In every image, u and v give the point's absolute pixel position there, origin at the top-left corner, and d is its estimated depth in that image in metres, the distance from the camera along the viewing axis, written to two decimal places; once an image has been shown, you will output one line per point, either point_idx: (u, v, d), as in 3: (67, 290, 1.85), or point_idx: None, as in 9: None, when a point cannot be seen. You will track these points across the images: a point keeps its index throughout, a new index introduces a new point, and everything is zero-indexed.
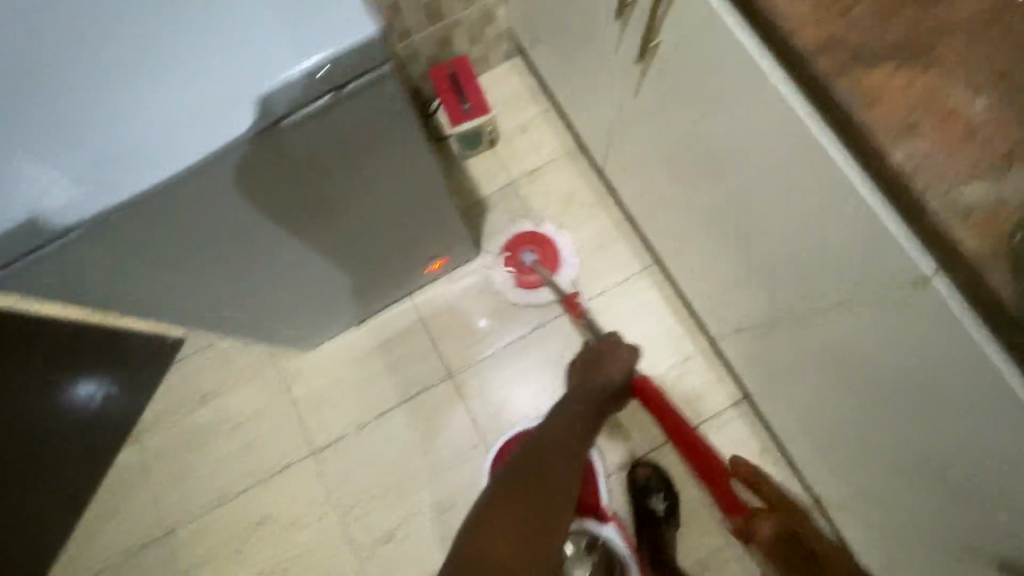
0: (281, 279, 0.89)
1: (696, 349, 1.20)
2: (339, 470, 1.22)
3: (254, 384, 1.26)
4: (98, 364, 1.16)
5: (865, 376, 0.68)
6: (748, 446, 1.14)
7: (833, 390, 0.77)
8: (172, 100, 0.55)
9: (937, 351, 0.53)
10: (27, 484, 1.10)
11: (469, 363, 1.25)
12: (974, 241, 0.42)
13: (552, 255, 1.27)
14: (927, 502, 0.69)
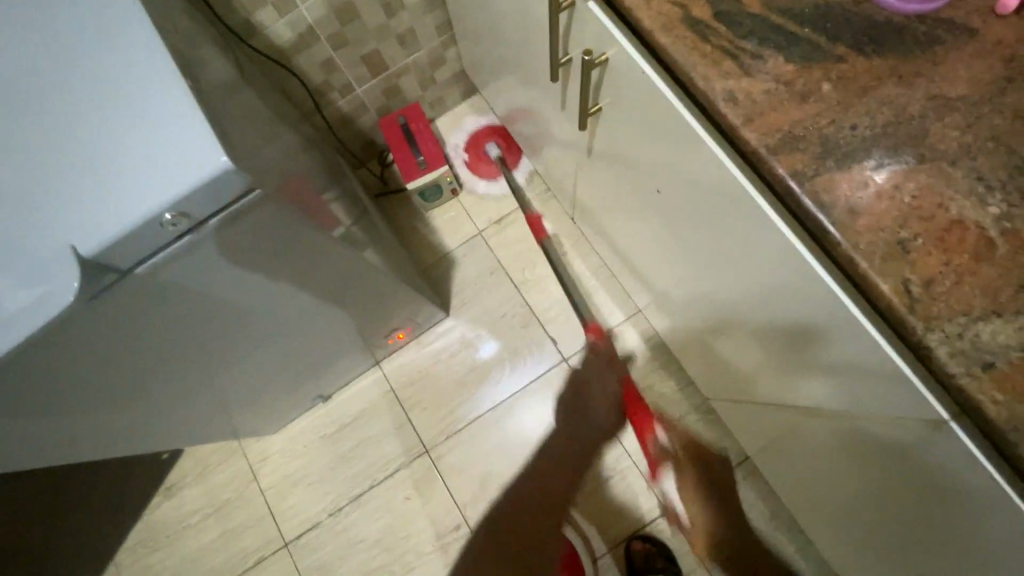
0: (207, 380, 0.79)
1: (688, 403, 1.09)
2: (311, 561, 1.10)
3: (216, 471, 1.16)
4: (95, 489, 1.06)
5: (874, 486, 0.57)
6: (757, 509, 1.03)
7: (835, 483, 0.66)
8: (32, 231, 0.45)
9: (957, 492, 0.43)
10: None
11: (442, 438, 1.13)
12: (998, 403, 0.32)
13: (515, 148, 1.26)
14: None
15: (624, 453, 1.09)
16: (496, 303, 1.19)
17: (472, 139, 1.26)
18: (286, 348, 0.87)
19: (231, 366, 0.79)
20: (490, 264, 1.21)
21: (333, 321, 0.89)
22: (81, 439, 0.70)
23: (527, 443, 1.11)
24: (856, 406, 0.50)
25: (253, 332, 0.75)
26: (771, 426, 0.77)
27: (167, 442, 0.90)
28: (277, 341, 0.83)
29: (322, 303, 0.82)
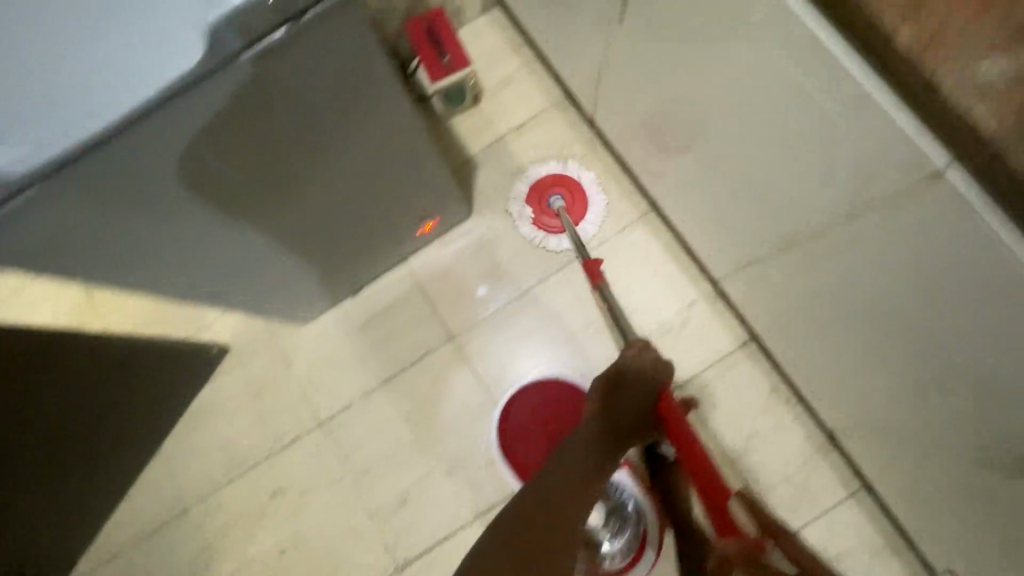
0: (279, 229, 0.87)
1: (698, 294, 1.18)
2: (347, 438, 1.19)
3: (252, 359, 1.23)
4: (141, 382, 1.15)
5: (887, 288, 0.67)
6: (760, 382, 1.13)
7: (852, 306, 0.76)
8: (177, 17, 0.61)
9: (949, 241, 0.55)
10: None
11: (468, 327, 1.21)
12: (981, 106, 0.46)
13: (580, 196, 1.23)
14: (953, 407, 0.69)
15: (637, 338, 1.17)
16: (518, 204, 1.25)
17: (533, 197, 1.24)
18: (326, 211, 0.94)
19: (302, 220, 0.88)
20: (512, 168, 1.27)
21: (372, 196, 0.95)
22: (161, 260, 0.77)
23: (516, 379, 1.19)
24: (875, 197, 0.60)
25: (308, 178, 0.83)
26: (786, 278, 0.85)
27: (227, 293, 1.00)
28: (323, 200, 0.90)
29: (366, 167, 0.89)
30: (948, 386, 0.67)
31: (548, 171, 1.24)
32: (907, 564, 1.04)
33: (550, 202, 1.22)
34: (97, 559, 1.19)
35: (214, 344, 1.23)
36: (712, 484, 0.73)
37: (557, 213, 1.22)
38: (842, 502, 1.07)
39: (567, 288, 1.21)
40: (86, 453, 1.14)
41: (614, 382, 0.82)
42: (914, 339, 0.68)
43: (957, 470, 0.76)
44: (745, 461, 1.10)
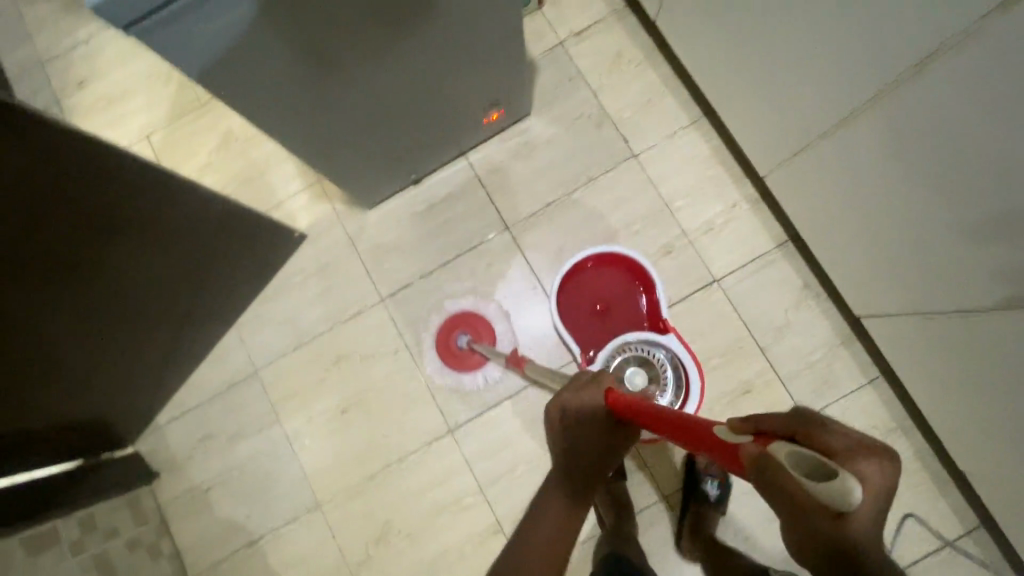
0: (365, 78, 0.94)
1: (742, 197, 1.25)
2: (405, 315, 1.29)
3: (321, 237, 1.34)
4: (229, 245, 1.18)
5: (936, 147, 0.74)
6: (794, 278, 1.21)
7: (899, 180, 0.83)
8: None
9: (1009, 72, 0.61)
10: (127, 347, 1.11)
11: (520, 217, 1.29)
12: None
13: (483, 329, 1.26)
14: (982, 258, 0.77)
15: (682, 234, 1.25)
16: (574, 106, 1.31)
17: (443, 329, 1.28)
18: (409, 77, 1.01)
19: (387, 72, 0.95)
20: (570, 71, 1.33)
21: (454, 64, 1.02)
22: (274, 95, 0.85)
23: (523, 321, 1.27)
24: (944, 43, 0.66)
25: (408, 33, 0.88)
26: (835, 159, 0.92)
27: (311, 154, 1.06)
28: (409, 66, 0.97)
29: (454, 38, 0.96)
30: (970, 240, 0.77)
31: (443, 317, 1.28)
32: (915, 445, 1.15)
33: (458, 343, 1.26)
34: (176, 411, 1.31)
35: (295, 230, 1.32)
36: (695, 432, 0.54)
37: (469, 350, 1.26)
38: (860, 389, 1.17)
39: (616, 186, 1.28)
40: (185, 317, 1.20)
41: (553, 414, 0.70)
42: (953, 197, 0.76)
43: (975, 329, 0.84)
44: (774, 349, 1.20)
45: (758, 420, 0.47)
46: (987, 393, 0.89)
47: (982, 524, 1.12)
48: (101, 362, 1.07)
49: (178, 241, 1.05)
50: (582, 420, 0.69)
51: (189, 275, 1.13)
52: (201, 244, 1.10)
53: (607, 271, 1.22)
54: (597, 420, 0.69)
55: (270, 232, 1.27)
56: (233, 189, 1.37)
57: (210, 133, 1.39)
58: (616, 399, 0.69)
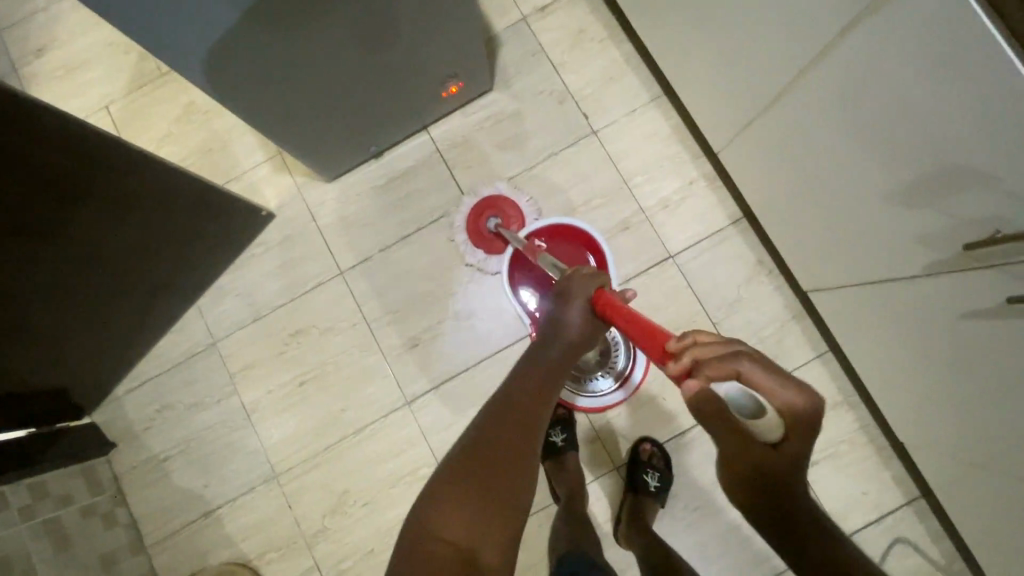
0: (317, 49, 0.93)
1: (699, 174, 1.27)
2: (365, 287, 1.29)
3: (281, 210, 1.33)
4: (196, 223, 1.16)
5: (861, 112, 0.75)
6: (746, 255, 1.23)
7: (834, 150, 0.83)
8: None
9: (922, 37, 0.61)
10: (86, 321, 1.10)
11: (481, 192, 1.30)
12: None
13: (514, 216, 1.26)
14: (902, 229, 0.79)
15: (639, 210, 1.26)
16: (536, 82, 1.32)
17: (474, 211, 1.28)
18: (365, 50, 1.00)
19: (338, 42, 0.94)
20: (532, 47, 1.33)
21: (407, 35, 1.02)
22: (216, 61, 0.84)
23: (480, 296, 1.28)
24: (861, 12, 0.67)
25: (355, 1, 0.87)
26: (779, 131, 0.94)
27: (266, 125, 1.05)
28: (365, 38, 0.97)
29: (405, 8, 0.95)
30: (892, 211, 0.79)
31: (475, 199, 1.28)
32: (860, 417, 1.17)
33: (487, 225, 1.26)
34: (133, 382, 1.30)
35: (263, 208, 1.31)
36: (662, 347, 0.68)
37: (496, 234, 1.26)
38: (808, 363, 1.20)
39: (576, 161, 1.29)
40: (148, 292, 1.18)
41: (555, 307, 0.87)
42: (877, 164, 0.77)
43: (902, 300, 0.86)
44: (725, 324, 1.22)
45: (705, 362, 0.60)
46: (919, 363, 0.91)
47: (921, 494, 1.15)
48: (56, 335, 1.06)
49: (140, 216, 1.04)
50: (574, 317, 0.85)
51: (151, 249, 1.11)
52: (165, 219, 1.09)
53: (563, 246, 1.22)
54: (588, 320, 0.85)
55: (243, 212, 1.26)
56: (191, 160, 1.36)
57: (170, 103, 1.38)
58: (606, 297, 0.83)
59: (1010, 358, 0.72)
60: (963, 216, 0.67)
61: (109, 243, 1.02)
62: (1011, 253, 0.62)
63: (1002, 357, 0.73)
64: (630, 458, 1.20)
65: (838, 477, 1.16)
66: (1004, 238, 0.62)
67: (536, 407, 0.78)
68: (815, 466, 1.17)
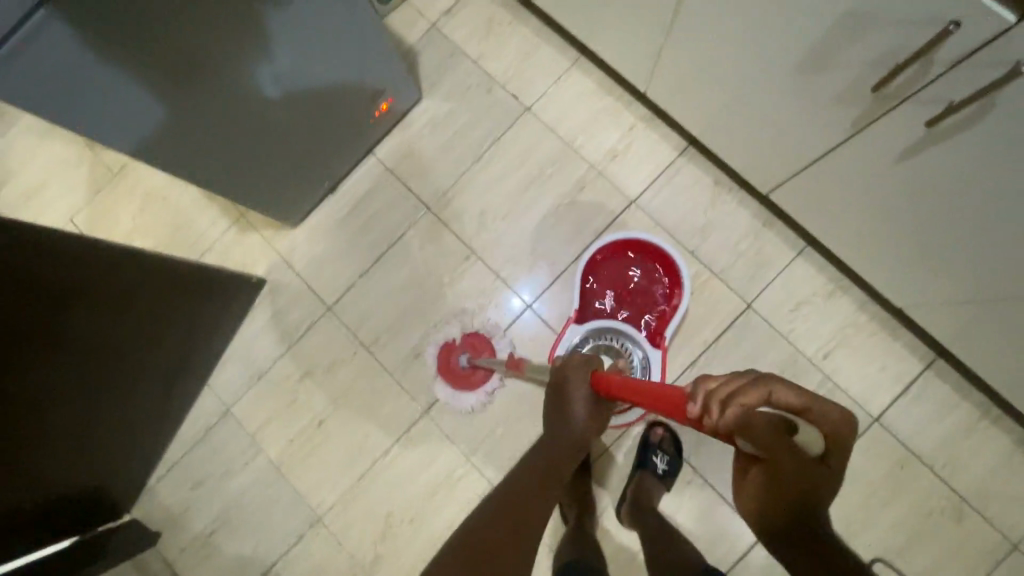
0: (255, 114, 1.01)
1: (636, 118, 1.31)
2: (354, 314, 1.32)
3: (257, 266, 1.37)
4: (198, 303, 1.21)
5: (748, 7, 0.79)
6: (703, 180, 1.26)
7: (738, 47, 0.87)
8: None
9: None
10: (119, 424, 1.14)
11: (439, 195, 1.34)
12: None
13: (482, 344, 1.28)
14: (819, 101, 0.82)
15: (590, 168, 1.30)
16: (462, 80, 1.37)
17: (440, 359, 1.29)
18: (298, 99, 1.07)
19: (273, 104, 1.02)
20: (449, 49, 1.38)
21: (332, 75, 1.09)
22: (169, 148, 0.93)
23: (469, 288, 1.31)
24: None
25: (273, 61, 0.95)
26: (691, 47, 0.96)
27: (224, 190, 1.12)
28: (288, 81, 1.01)
29: (318, 40, 0.99)
30: (806, 86, 0.83)
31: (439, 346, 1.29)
32: (856, 299, 1.19)
33: (458, 364, 1.27)
34: (164, 468, 1.33)
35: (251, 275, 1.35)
36: (673, 401, 0.61)
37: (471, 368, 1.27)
38: (792, 263, 1.22)
39: (518, 140, 1.33)
40: (166, 381, 1.23)
41: (555, 393, 0.83)
42: (778, 49, 0.81)
43: (847, 169, 0.89)
44: (703, 249, 1.24)
45: (738, 398, 0.52)
46: (886, 223, 0.94)
47: (938, 355, 1.15)
48: (100, 443, 1.11)
49: (151, 313, 1.09)
50: (577, 408, 0.80)
51: (163, 341, 1.16)
52: (170, 309, 1.14)
53: (623, 264, 1.24)
54: (593, 405, 0.80)
55: (236, 281, 1.31)
56: (161, 245, 1.40)
57: (128, 198, 1.43)
58: (607, 380, 0.78)
59: (959, 180, 0.74)
60: (865, 66, 0.71)
61: (130, 345, 1.08)
62: (910, 82, 0.67)
63: (948, 183, 0.76)
64: (642, 440, 1.19)
65: (851, 361, 1.17)
66: (897, 71, 0.66)
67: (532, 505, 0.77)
68: (829, 357, 1.18)
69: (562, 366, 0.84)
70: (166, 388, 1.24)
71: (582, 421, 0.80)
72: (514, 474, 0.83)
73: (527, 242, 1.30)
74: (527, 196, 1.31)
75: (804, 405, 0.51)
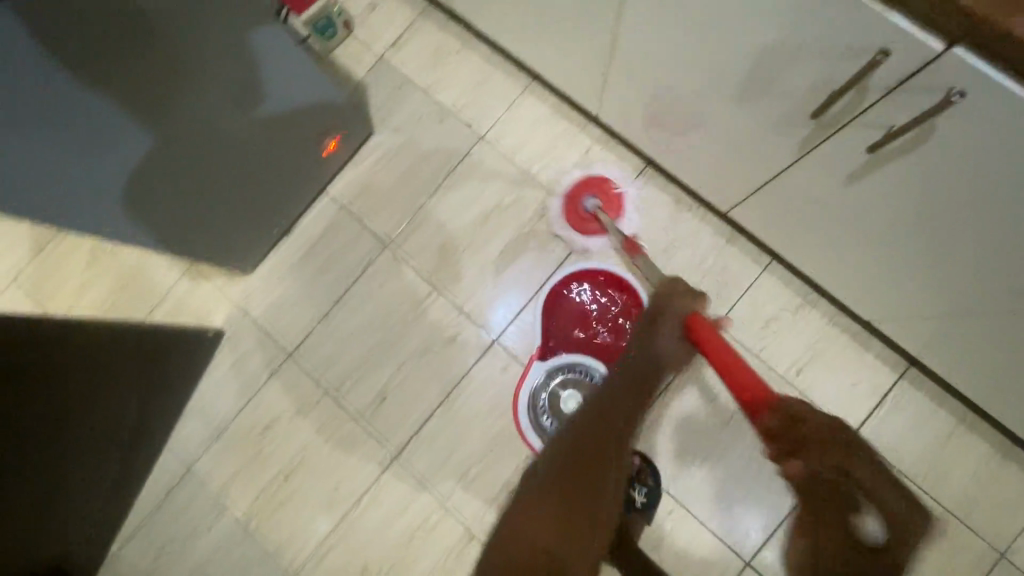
0: (207, 180, 1.00)
1: (592, 141, 1.29)
2: (316, 360, 1.28)
3: (212, 317, 1.32)
4: (152, 369, 1.17)
5: (687, 36, 0.77)
6: (663, 200, 1.24)
7: (682, 74, 0.85)
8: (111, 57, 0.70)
9: None
10: (81, 504, 1.08)
11: (397, 232, 1.30)
12: None
13: (614, 197, 1.26)
14: (766, 125, 0.80)
15: (549, 194, 1.28)
16: (414, 112, 1.34)
17: (571, 199, 1.27)
18: (247, 158, 1.06)
19: (224, 170, 1.02)
20: (398, 81, 1.35)
21: (278, 129, 1.07)
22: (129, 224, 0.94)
23: (434, 325, 1.27)
24: None
25: (222, 132, 0.96)
26: (636, 73, 0.94)
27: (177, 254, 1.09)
28: (231, 143, 0.99)
29: (266, 105, 1.00)
30: (750, 111, 0.81)
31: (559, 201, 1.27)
32: (825, 311, 1.17)
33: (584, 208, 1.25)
34: (124, 536, 1.26)
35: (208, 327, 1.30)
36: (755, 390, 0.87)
37: (592, 217, 1.25)
38: (757, 279, 1.20)
39: (475, 170, 1.30)
40: (125, 450, 1.16)
41: (649, 322, 1.04)
42: (720, 76, 0.79)
43: (800, 190, 0.87)
44: (669, 271, 1.22)
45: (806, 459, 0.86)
46: (845, 241, 0.92)
47: (910, 364, 1.14)
48: (64, 527, 1.05)
49: (108, 387, 1.04)
50: (664, 343, 1.02)
51: (120, 411, 1.10)
52: (126, 379, 1.09)
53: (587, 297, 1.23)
54: (678, 345, 1.02)
55: (189, 339, 1.28)
56: (108, 302, 1.34)
57: (73, 254, 1.37)
58: (699, 328, 0.96)
59: (909, 199, 0.72)
60: (804, 92, 0.69)
61: (93, 424, 1.02)
62: (852, 108, 0.64)
63: (900, 203, 0.74)
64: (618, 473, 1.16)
65: (825, 376, 1.15)
66: (836, 98, 0.64)
67: (608, 453, 0.97)
68: (802, 372, 1.16)
69: (654, 303, 1.05)
70: (130, 454, 1.19)
71: (671, 342, 1.02)
72: (583, 410, 1.03)
73: (490, 274, 1.27)
74: (487, 226, 1.28)
75: (877, 494, 0.84)
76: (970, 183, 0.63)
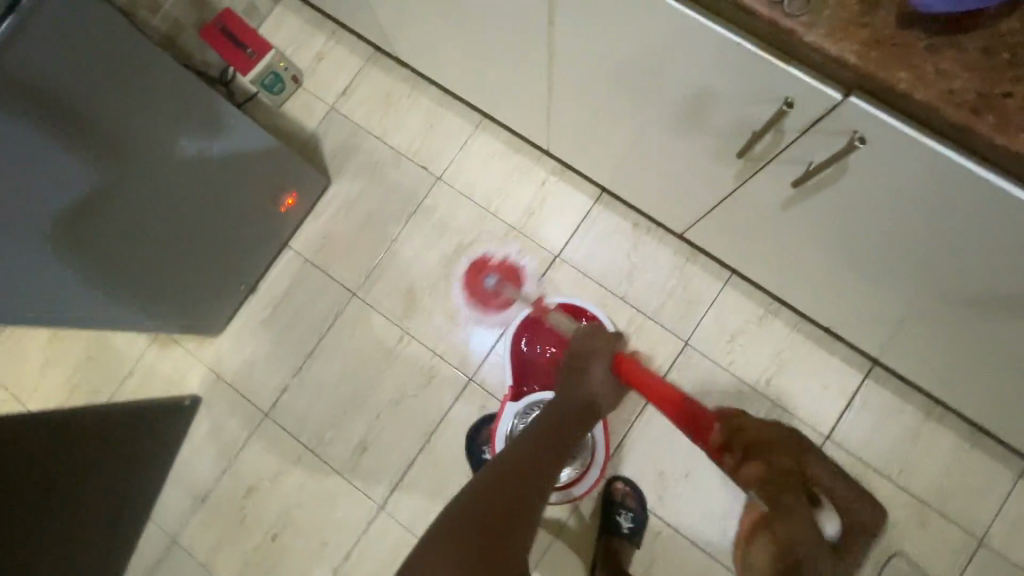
0: (163, 253, 1.02)
1: (547, 172, 1.31)
2: (293, 416, 1.27)
3: (184, 382, 1.31)
4: (128, 442, 1.16)
5: (616, 81, 0.79)
6: (621, 225, 1.26)
7: (619, 113, 0.87)
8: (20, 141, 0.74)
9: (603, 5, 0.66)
10: None
11: (362, 280, 1.31)
12: None
13: (515, 272, 1.28)
14: (702, 159, 0.82)
15: (510, 229, 1.29)
16: (369, 158, 1.35)
17: (470, 271, 1.29)
18: (201, 225, 1.07)
19: (181, 242, 1.05)
20: (351, 129, 1.36)
21: (230, 192, 1.09)
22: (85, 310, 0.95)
23: (408, 370, 1.27)
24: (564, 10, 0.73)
25: (174, 204, 0.99)
26: (577, 113, 0.96)
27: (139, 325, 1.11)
28: (183, 215, 1.01)
29: (213, 170, 1.02)
30: (685, 147, 0.83)
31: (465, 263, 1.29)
32: (788, 320, 1.20)
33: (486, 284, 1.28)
34: None
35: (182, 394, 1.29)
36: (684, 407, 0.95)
37: (496, 291, 1.28)
38: (720, 294, 1.22)
39: (435, 210, 1.32)
40: (107, 529, 1.15)
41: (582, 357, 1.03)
42: (652, 115, 0.81)
43: (744, 214, 0.90)
44: (634, 295, 1.23)
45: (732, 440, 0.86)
46: (792, 258, 0.94)
47: (873, 364, 1.17)
48: None
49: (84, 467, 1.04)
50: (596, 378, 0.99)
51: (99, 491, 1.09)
52: (102, 457, 1.08)
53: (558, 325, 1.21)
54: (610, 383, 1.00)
55: (167, 409, 1.26)
56: (77, 378, 1.33)
57: (38, 332, 1.36)
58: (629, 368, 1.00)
59: (841, 223, 0.75)
60: (731, 131, 0.71)
61: (72, 507, 1.02)
62: (774, 145, 0.67)
63: (835, 227, 0.77)
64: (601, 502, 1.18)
65: (795, 384, 1.18)
66: (759, 138, 0.67)
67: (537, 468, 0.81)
68: (772, 383, 1.18)
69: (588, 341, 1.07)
70: (112, 533, 1.17)
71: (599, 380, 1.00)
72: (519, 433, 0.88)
73: (460, 313, 1.28)
74: (452, 266, 1.29)
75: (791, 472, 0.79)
76: (892, 211, 0.66)
